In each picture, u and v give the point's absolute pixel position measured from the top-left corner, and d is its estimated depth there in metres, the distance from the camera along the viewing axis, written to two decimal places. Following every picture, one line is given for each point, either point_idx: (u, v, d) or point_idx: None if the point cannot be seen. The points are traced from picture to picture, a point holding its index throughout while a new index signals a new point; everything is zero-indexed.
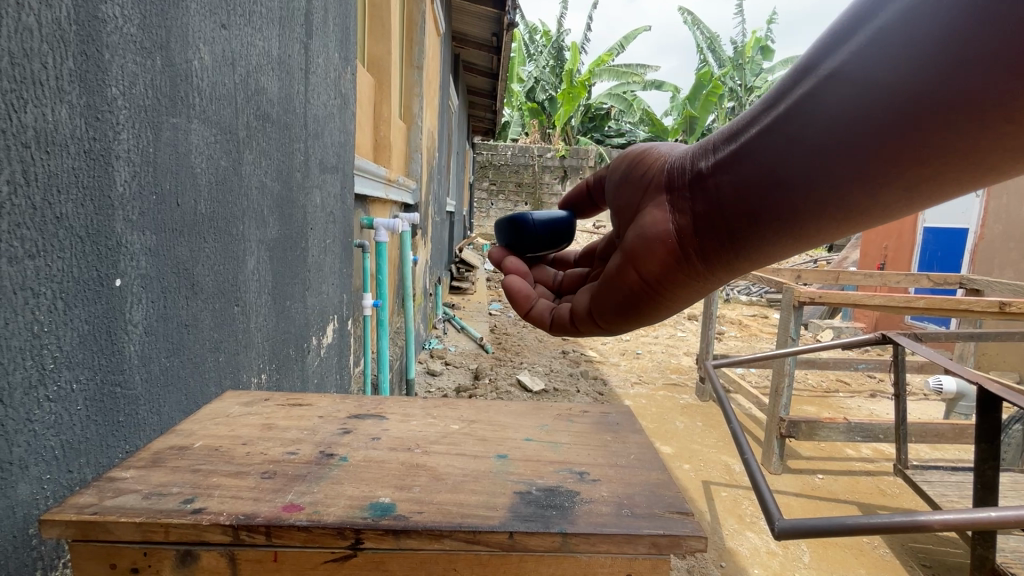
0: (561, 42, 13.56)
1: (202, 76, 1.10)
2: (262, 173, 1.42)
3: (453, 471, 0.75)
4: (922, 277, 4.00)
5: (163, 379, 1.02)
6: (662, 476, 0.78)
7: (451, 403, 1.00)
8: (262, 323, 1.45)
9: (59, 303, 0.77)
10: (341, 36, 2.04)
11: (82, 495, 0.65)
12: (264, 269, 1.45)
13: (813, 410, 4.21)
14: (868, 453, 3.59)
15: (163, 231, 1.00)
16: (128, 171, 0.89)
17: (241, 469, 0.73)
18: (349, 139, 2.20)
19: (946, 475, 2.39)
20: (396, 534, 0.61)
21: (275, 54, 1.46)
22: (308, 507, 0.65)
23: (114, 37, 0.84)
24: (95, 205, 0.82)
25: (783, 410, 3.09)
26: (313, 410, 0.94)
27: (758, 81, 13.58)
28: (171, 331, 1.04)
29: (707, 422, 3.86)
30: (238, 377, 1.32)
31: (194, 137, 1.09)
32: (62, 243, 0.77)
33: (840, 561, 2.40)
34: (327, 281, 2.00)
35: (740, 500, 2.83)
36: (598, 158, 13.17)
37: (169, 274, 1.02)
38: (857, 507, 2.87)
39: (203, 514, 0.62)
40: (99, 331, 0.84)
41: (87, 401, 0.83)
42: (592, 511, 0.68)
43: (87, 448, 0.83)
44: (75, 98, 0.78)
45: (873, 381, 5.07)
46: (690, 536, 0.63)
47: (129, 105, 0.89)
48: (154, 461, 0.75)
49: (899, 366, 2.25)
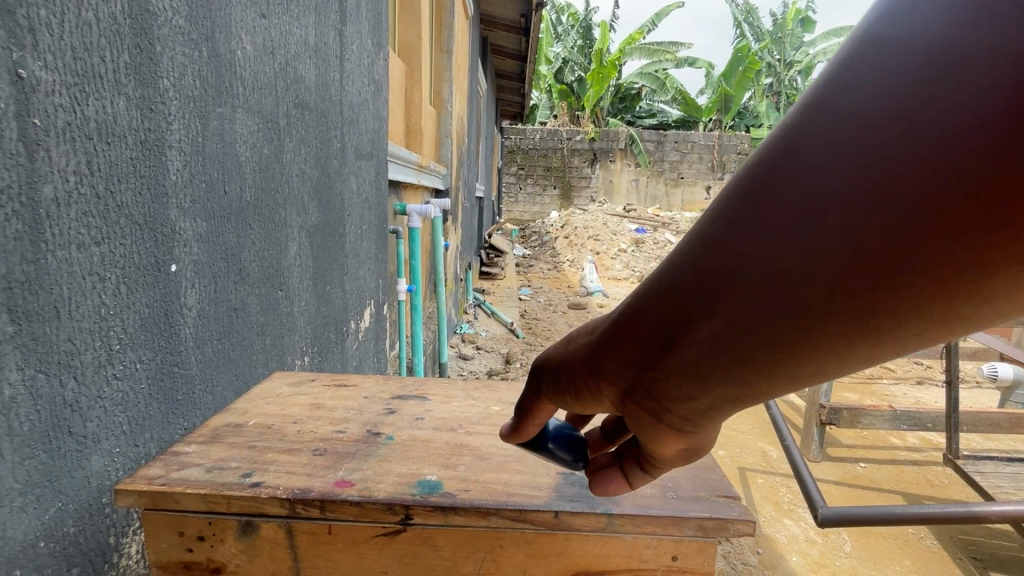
0: (589, 20, 13.22)
1: (245, 66, 1.13)
2: (302, 161, 1.45)
3: (497, 451, 0.76)
4: None
5: (217, 360, 1.07)
6: (707, 461, 0.77)
7: (490, 386, 1.01)
8: (305, 307, 1.50)
9: (122, 287, 0.81)
10: (374, 21, 2.04)
11: (151, 468, 0.69)
12: (305, 254, 1.49)
13: (855, 397, 4.08)
14: (915, 441, 3.46)
15: (213, 218, 1.04)
16: (180, 160, 0.93)
17: (294, 446, 0.76)
18: (383, 125, 2.22)
19: (1001, 466, 2.27)
20: (444, 511, 0.63)
21: (312, 42, 1.47)
22: (359, 483, 0.67)
23: (164, 30, 0.87)
24: (151, 193, 0.86)
25: (824, 397, 3.01)
26: (359, 390, 0.97)
27: (799, 54, 12.92)
28: (222, 314, 1.08)
29: (743, 408, 3.79)
30: (284, 358, 1.37)
31: (239, 126, 1.12)
32: (124, 230, 0.81)
33: (884, 551, 2.33)
34: (364, 267, 2.04)
35: (778, 488, 2.78)
36: (629, 139, 12.89)
37: (219, 260, 1.06)
38: (902, 496, 2.78)
39: (262, 488, 0.65)
40: (158, 314, 0.89)
41: (149, 379, 0.87)
42: (637, 492, 0.68)
43: (151, 424, 0.88)
44: (131, 91, 0.81)
45: (920, 368, 4.87)
46: (738, 519, 0.63)
47: (179, 96, 0.92)
48: (213, 437, 0.79)
49: (952, 352, 2.13)
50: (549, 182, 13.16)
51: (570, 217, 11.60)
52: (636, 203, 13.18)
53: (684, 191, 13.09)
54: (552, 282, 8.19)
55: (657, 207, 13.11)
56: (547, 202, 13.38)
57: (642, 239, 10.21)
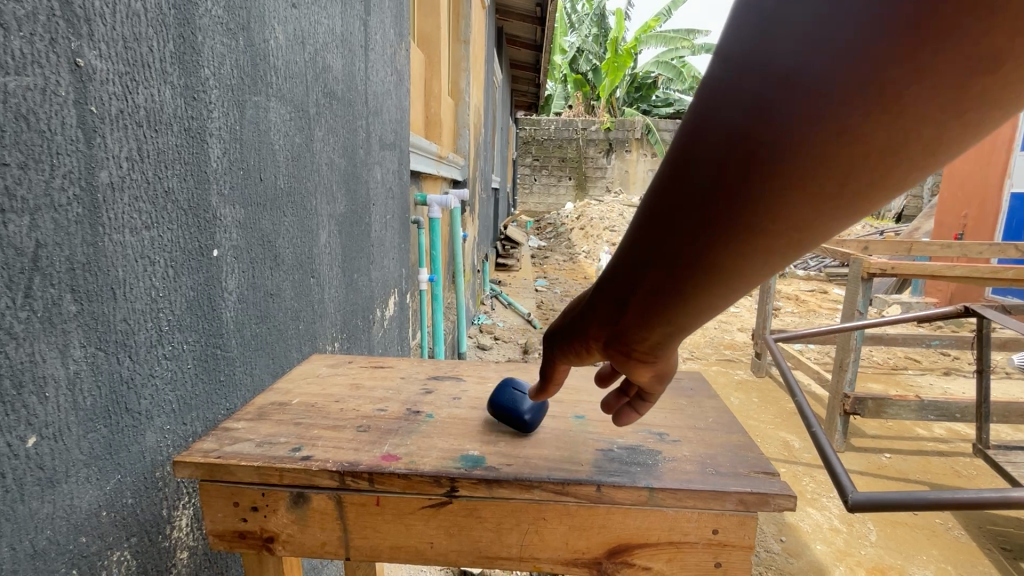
0: (604, 8, 13.04)
1: (278, 55, 1.15)
2: (331, 150, 1.47)
3: (535, 429, 0.78)
4: (1009, 247, 3.66)
5: (255, 343, 1.10)
6: (744, 439, 0.77)
7: (523, 367, 1.03)
8: (335, 294, 1.53)
9: (170, 271, 0.84)
10: (396, 11, 2.05)
11: (205, 442, 0.72)
12: (334, 243, 1.51)
13: (879, 388, 4.01)
14: (942, 432, 3.40)
15: (250, 205, 1.07)
16: (220, 148, 0.95)
17: (338, 423, 0.79)
18: (405, 116, 2.24)
19: None
20: (488, 483, 0.65)
21: (339, 31, 1.49)
22: (404, 457, 0.69)
23: (205, 20, 0.89)
24: (194, 179, 0.89)
25: (848, 387, 2.97)
26: (395, 371, 0.99)
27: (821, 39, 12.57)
28: (260, 299, 1.11)
29: (764, 398, 3.76)
30: (316, 343, 1.40)
31: (273, 114, 1.14)
32: (171, 216, 0.84)
33: (910, 541, 2.31)
34: (388, 256, 2.07)
35: (800, 477, 2.77)
36: (645, 129, 12.73)
37: (256, 246, 1.09)
38: (928, 487, 2.74)
39: (312, 461, 0.68)
40: (202, 298, 0.92)
41: (195, 360, 0.91)
42: (677, 468, 0.68)
43: (197, 403, 0.92)
44: (175, 79, 0.83)
45: (947, 359, 4.77)
46: (779, 494, 0.63)
47: (219, 85, 0.94)
48: (260, 414, 0.81)
49: (983, 341, 2.08)
50: (564, 173, 13.09)
51: (585, 208, 11.53)
52: None
53: None
54: (568, 273, 8.17)
55: None
56: (562, 193, 13.33)
57: None
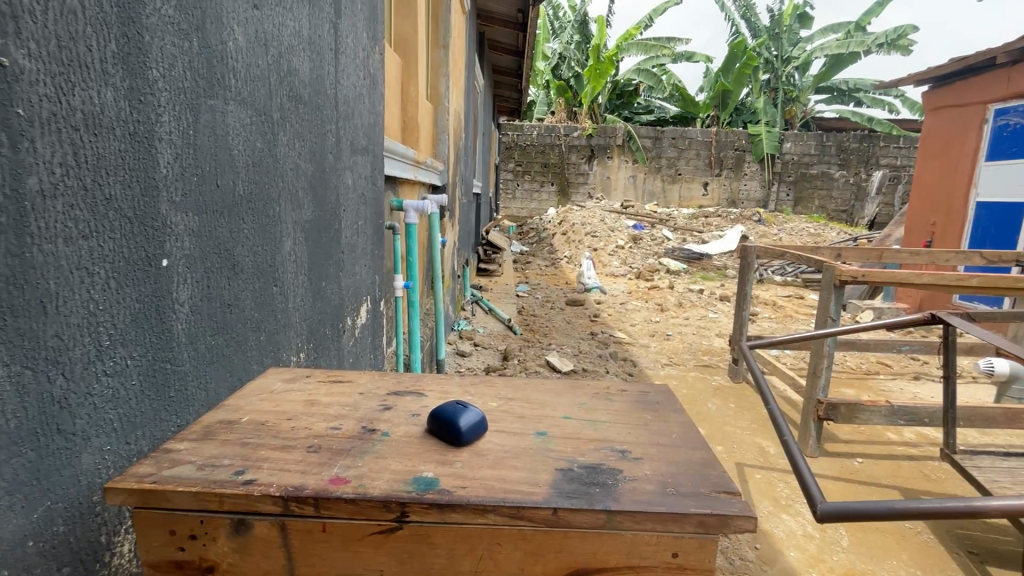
0: (585, 15, 13.14)
1: (237, 57, 1.11)
2: (297, 155, 1.43)
3: (494, 447, 0.76)
4: (975, 255, 3.75)
5: (210, 356, 1.05)
6: (707, 456, 0.76)
7: (488, 381, 1.00)
8: (300, 303, 1.48)
9: (112, 282, 0.80)
10: (369, 15, 2.02)
11: (142, 465, 0.68)
12: (300, 250, 1.47)
13: (852, 393, 4.08)
14: (911, 437, 3.47)
15: (206, 212, 1.02)
16: (171, 153, 0.91)
17: (287, 443, 0.75)
18: (379, 120, 2.21)
19: (998, 461, 2.26)
20: (440, 508, 0.62)
21: (306, 34, 1.45)
22: (353, 480, 0.66)
23: (153, 19, 0.85)
24: (141, 186, 0.84)
25: (821, 393, 2.99)
26: (353, 386, 0.97)
27: (796, 50, 12.83)
28: (215, 310, 1.06)
29: (741, 404, 3.78)
30: (279, 354, 1.36)
31: (231, 118, 1.10)
32: (113, 224, 0.79)
33: (880, 546, 2.33)
34: (360, 262, 2.03)
35: (775, 483, 2.78)
36: (626, 135, 12.84)
37: (211, 254, 1.04)
38: (899, 491, 2.78)
39: (255, 485, 0.65)
40: (150, 310, 0.87)
41: (141, 376, 0.86)
42: (637, 489, 0.67)
43: (143, 421, 0.87)
44: (118, 81, 0.79)
45: (917, 364, 4.88)
46: (740, 516, 0.62)
47: (169, 87, 0.90)
48: (205, 434, 0.77)
49: (949, 348, 2.11)
50: (546, 178, 13.13)
51: (567, 214, 11.57)
52: (633, 200, 13.15)
53: (681, 187, 13.07)
54: (550, 278, 8.17)
55: (654, 203, 13.09)
56: (544, 198, 13.35)
57: (639, 235, 10.19)
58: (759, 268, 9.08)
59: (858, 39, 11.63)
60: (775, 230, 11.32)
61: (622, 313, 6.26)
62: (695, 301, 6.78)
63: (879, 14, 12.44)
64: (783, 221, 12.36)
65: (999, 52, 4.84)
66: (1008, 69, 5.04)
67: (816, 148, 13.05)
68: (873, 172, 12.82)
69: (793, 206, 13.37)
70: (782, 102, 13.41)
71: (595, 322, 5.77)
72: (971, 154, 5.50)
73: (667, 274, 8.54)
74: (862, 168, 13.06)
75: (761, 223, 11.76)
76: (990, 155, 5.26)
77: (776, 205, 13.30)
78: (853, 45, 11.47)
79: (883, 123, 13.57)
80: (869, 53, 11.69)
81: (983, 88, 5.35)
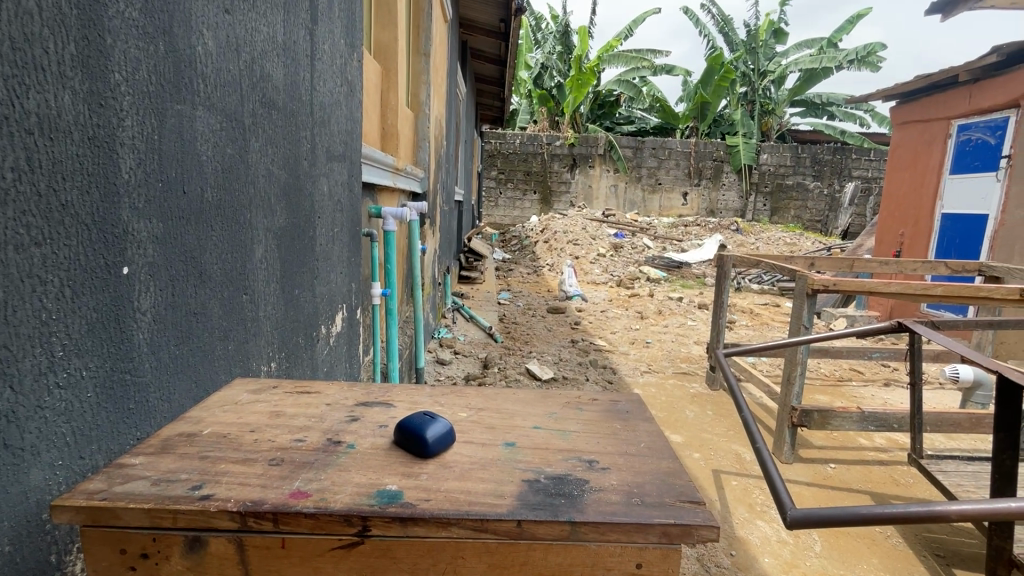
0: (567, 26, 13.30)
1: (207, 62, 1.09)
2: (269, 161, 1.41)
3: (461, 459, 0.80)
4: (940, 265, 3.88)
5: (174, 366, 1.02)
6: (673, 465, 0.81)
7: (458, 392, 1.05)
8: (271, 311, 1.45)
9: (67, 290, 0.77)
10: (347, 22, 2.02)
11: (93, 482, 0.69)
12: (272, 257, 1.44)
13: (826, 400, 4.16)
14: (882, 442, 3.55)
15: (170, 219, 1.00)
16: (133, 159, 0.89)
17: (249, 456, 0.78)
18: (356, 127, 2.19)
19: (962, 465, 2.32)
20: (403, 521, 0.65)
21: (280, 40, 1.44)
22: (314, 494, 0.69)
23: (116, 22, 0.83)
24: (100, 192, 0.82)
25: (795, 400, 3.03)
26: (320, 398, 1.00)
27: (772, 64, 13.16)
28: (181, 319, 1.04)
29: (718, 411, 3.83)
30: (248, 364, 1.32)
31: (200, 123, 1.08)
32: (68, 231, 0.77)
33: (853, 551, 2.38)
34: (335, 270, 2.00)
35: (751, 489, 2.82)
36: (607, 145, 13.00)
37: (177, 262, 1.02)
38: (870, 496, 2.84)
39: (212, 501, 0.66)
40: (107, 319, 0.84)
41: (97, 388, 0.83)
42: (602, 499, 0.71)
43: (98, 435, 0.83)
44: (77, 84, 0.77)
45: (888, 370, 5.01)
46: (702, 525, 0.66)
47: (132, 91, 0.88)
48: (163, 448, 0.79)
49: (916, 355, 2.16)
50: (528, 186, 13.19)
51: (549, 222, 11.63)
52: (614, 208, 13.27)
53: (662, 197, 13.27)
54: (531, 286, 8.18)
55: (635, 212, 13.22)
56: (527, 206, 13.40)
57: (620, 244, 10.30)
58: (737, 276, 9.23)
59: (830, 54, 12.01)
60: (753, 239, 11.54)
61: (603, 321, 6.30)
62: (675, 309, 6.84)
63: (850, 31, 12.88)
64: (761, 230, 12.60)
65: (960, 71, 5.05)
66: (971, 87, 5.25)
67: (791, 159, 13.36)
68: (846, 183, 13.19)
69: (770, 216, 13.66)
70: (759, 114, 13.74)
71: (575, 330, 5.80)
72: (937, 168, 5.70)
73: (647, 282, 8.63)
74: (835, 179, 13.43)
75: (739, 232, 11.96)
76: (955, 169, 5.46)
77: (754, 215, 13.57)
78: (826, 60, 11.84)
79: (856, 136, 13.96)
80: (841, 68, 12.08)
81: (947, 104, 5.56)
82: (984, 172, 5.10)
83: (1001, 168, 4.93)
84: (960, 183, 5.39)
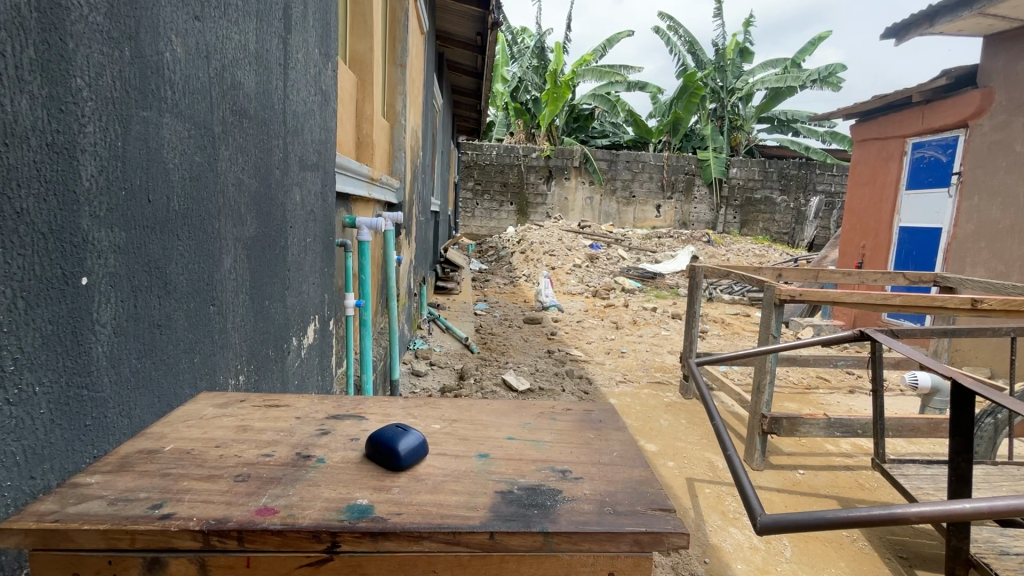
0: (544, 42, 13.51)
1: (175, 68, 1.07)
2: (239, 170, 1.39)
3: (435, 471, 0.79)
4: (899, 275, 4.05)
5: (134, 380, 0.98)
6: (644, 473, 0.82)
7: (432, 404, 1.05)
8: (240, 323, 1.41)
9: (19, 301, 0.74)
10: (322, 31, 2.01)
11: (45, 502, 0.66)
12: (241, 267, 1.41)
13: (794, 407, 4.29)
14: (847, 447, 3.66)
15: (134, 227, 0.96)
16: (96, 166, 0.86)
17: (213, 472, 0.76)
18: (330, 136, 2.17)
19: (921, 468, 2.41)
20: (374, 536, 0.64)
21: (252, 48, 1.42)
22: (282, 510, 0.67)
23: (78, 26, 0.81)
24: (58, 200, 0.79)
25: (765, 407, 3.10)
26: (289, 412, 0.98)
27: (739, 82, 13.62)
28: (143, 331, 1.00)
29: (691, 419, 3.89)
30: (215, 378, 1.29)
31: (166, 130, 1.05)
32: (22, 240, 0.74)
33: (821, 554, 2.44)
34: (308, 280, 1.97)
35: (724, 496, 2.86)
36: (583, 157, 13.20)
37: (140, 272, 0.98)
38: (836, 500, 2.91)
39: (172, 520, 0.64)
40: (64, 331, 0.81)
41: (51, 404, 0.79)
42: (575, 509, 0.71)
43: (51, 453, 0.80)
44: (36, 89, 0.75)
45: (852, 377, 5.19)
46: (672, 533, 0.68)
47: (95, 98, 0.85)
48: (122, 465, 0.76)
49: (878, 362, 2.20)
50: (505, 198, 13.27)
51: (526, 233, 11.69)
52: (590, 220, 13.46)
53: (636, 209, 13.54)
54: (508, 297, 8.18)
55: (609, 223, 13.42)
56: (503, 217, 13.45)
57: (596, 255, 10.45)
58: (709, 287, 9.43)
59: (795, 74, 12.52)
60: (724, 250, 11.83)
61: (580, 331, 6.34)
62: (649, 319, 6.95)
63: (813, 52, 13.45)
64: (731, 242, 12.96)
65: (914, 92, 5.33)
66: (923, 107, 5.53)
67: (759, 174, 13.81)
68: (811, 197, 13.64)
69: (740, 228, 14.07)
70: (728, 129, 14.16)
71: (551, 340, 5.82)
72: (894, 183, 5.97)
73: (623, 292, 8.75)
74: (801, 193, 13.91)
75: (710, 244, 12.25)
76: (911, 184, 5.73)
77: (724, 226, 13.96)
78: (790, 79, 12.32)
79: (820, 151, 14.50)
80: (805, 87, 12.58)
81: (902, 123, 5.85)
82: (937, 187, 5.35)
83: (952, 185, 5.18)
84: (916, 198, 5.64)
